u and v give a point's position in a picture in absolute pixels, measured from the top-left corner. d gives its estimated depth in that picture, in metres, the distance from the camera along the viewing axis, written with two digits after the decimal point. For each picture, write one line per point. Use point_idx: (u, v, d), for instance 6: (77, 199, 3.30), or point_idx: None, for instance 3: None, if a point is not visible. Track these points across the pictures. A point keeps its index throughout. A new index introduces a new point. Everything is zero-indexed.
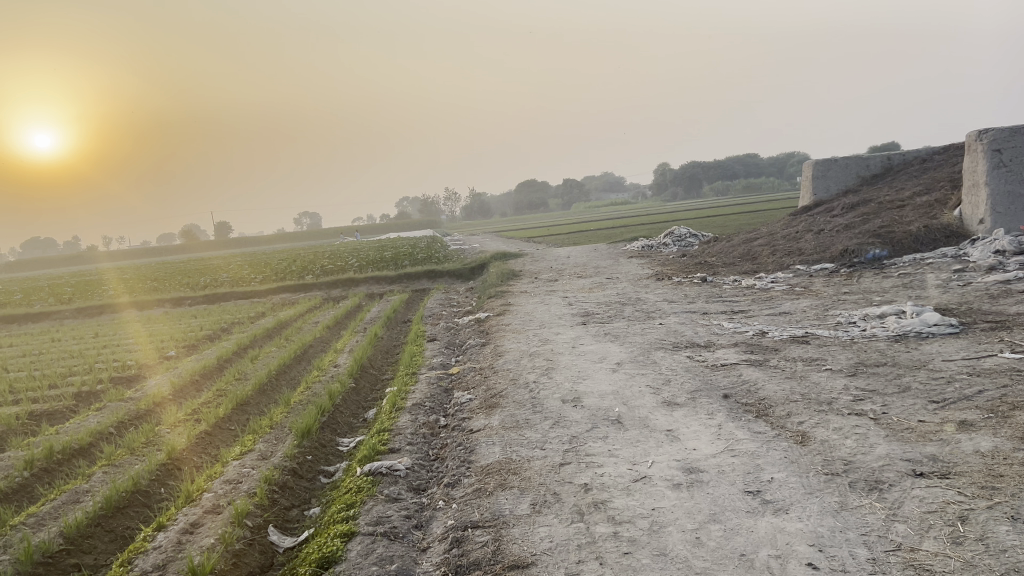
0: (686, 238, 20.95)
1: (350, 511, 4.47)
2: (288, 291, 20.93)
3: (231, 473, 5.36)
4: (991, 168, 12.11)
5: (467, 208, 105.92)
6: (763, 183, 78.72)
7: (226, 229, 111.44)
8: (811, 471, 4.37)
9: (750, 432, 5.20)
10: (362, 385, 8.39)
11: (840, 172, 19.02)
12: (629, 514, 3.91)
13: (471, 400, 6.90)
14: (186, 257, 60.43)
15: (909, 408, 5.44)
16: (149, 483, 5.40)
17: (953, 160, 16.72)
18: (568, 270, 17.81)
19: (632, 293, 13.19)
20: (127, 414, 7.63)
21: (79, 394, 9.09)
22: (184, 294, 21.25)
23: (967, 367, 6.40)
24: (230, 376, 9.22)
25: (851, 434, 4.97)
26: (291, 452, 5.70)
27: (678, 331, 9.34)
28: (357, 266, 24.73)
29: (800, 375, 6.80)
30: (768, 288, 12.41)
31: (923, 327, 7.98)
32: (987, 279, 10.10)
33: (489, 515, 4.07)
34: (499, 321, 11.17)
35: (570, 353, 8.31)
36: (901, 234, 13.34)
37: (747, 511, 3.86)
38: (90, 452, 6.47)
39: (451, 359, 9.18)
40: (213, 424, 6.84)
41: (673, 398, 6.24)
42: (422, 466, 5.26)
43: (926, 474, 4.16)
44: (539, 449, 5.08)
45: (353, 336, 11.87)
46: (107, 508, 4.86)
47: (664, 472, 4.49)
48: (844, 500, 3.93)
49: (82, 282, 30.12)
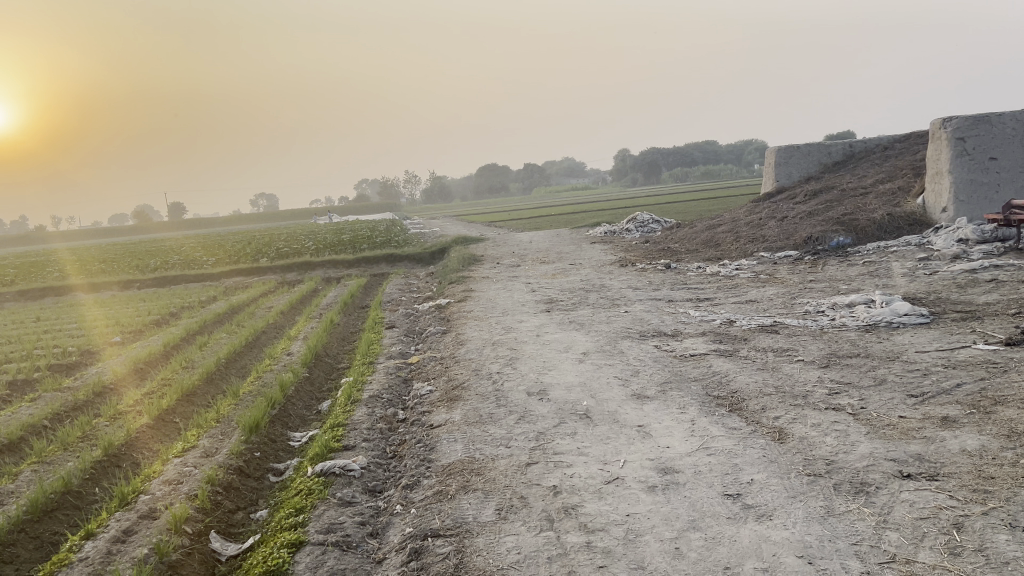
0: (649, 224, 20.86)
1: (299, 518, 4.12)
2: (242, 274, 20.29)
3: (171, 473, 4.97)
4: (954, 156, 12.04)
5: (428, 192, 105.07)
6: (722, 170, 79.17)
7: (178, 210, 109.12)
8: (793, 472, 4.12)
9: (725, 428, 4.95)
10: (316, 375, 8.01)
11: (802, 159, 18.94)
12: (602, 521, 3.63)
13: (431, 392, 6.59)
14: (136, 237, 58.99)
15: (888, 403, 5.25)
16: (82, 483, 4.99)
17: (914, 149, 16.73)
18: (530, 255, 17.50)
19: (596, 280, 12.92)
20: (64, 405, 7.18)
21: (14, 384, 8.57)
22: (133, 276, 20.50)
23: (942, 359, 6.23)
24: (177, 365, 8.76)
25: (831, 431, 4.75)
26: (238, 449, 5.32)
27: (644, 320, 9.10)
28: (315, 249, 24.15)
29: (772, 366, 6.59)
30: (732, 275, 12.26)
31: (894, 317, 7.82)
32: (953, 268, 10.03)
33: (451, 522, 3.75)
34: (460, 308, 10.82)
35: (534, 342, 8.00)
36: (865, 222, 13.27)
37: (728, 517, 3.60)
38: (19, 448, 6.02)
39: (410, 349, 8.81)
40: (156, 417, 6.44)
41: (643, 390, 5.98)
42: (378, 465, 4.92)
43: (914, 475, 3.94)
44: (504, 447, 4.77)
45: (308, 322, 11.46)
46: (32, 512, 4.45)
47: (638, 473, 4.21)
48: (830, 505, 3.68)
49: (26, 262, 29.09)
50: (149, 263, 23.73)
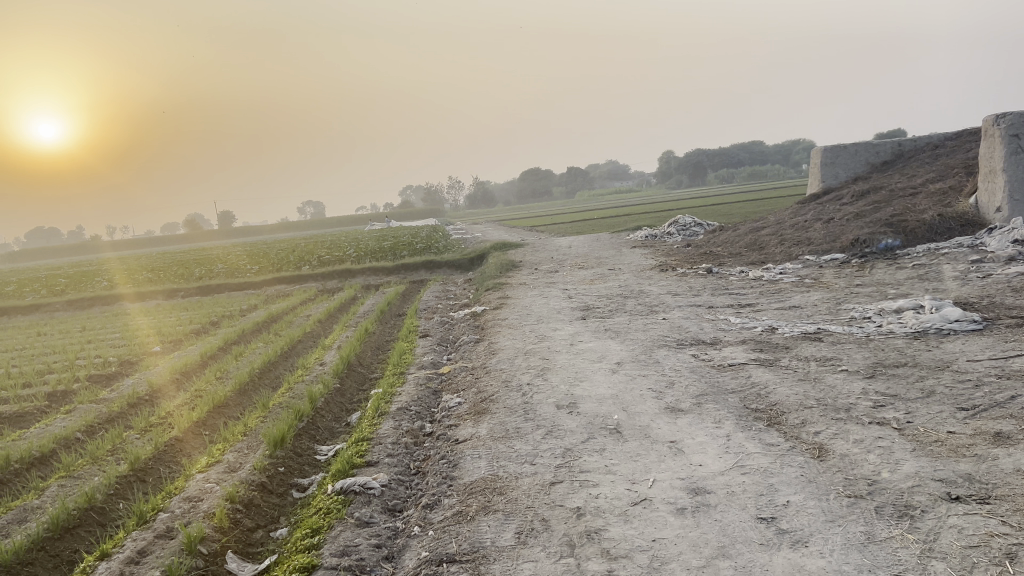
0: (691, 226, 20.50)
1: (314, 539, 4.02)
2: (284, 283, 20.43)
3: (192, 490, 4.90)
4: (1008, 154, 11.61)
5: (471, 197, 105.43)
6: (769, 171, 78.11)
7: (227, 219, 110.91)
8: (832, 493, 3.89)
9: (761, 444, 4.72)
10: (347, 385, 7.94)
11: (849, 158, 18.44)
12: (626, 547, 3.44)
13: (460, 404, 6.45)
14: (185, 246, 60.05)
15: (936, 417, 4.96)
16: (106, 499, 4.96)
17: (967, 147, 16.16)
18: (568, 261, 17.26)
19: (635, 285, 12.66)
20: (98, 418, 7.20)
21: (52, 395, 8.64)
22: (178, 285, 20.79)
23: (995, 369, 5.90)
24: (211, 376, 8.74)
25: (874, 448, 4.49)
26: (261, 464, 5.23)
27: (683, 327, 8.84)
28: (356, 256, 24.21)
29: (813, 377, 6.31)
30: (776, 280, 11.93)
31: (944, 324, 7.48)
32: (1007, 270, 9.59)
33: (467, 547, 3.61)
34: (495, 316, 10.66)
35: (568, 352, 7.81)
36: (914, 223, 12.81)
37: (761, 543, 3.39)
38: (49, 462, 6.02)
39: (443, 358, 8.68)
40: (185, 430, 6.41)
41: (677, 402, 5.77)
42: (400, 483, 4.80)
43: (963, 498, 3.67)
44: (529, 464, 4.60)
45: (344, 331, 11.42)
46: (53, 530, 4.40)
47: (667, 494, 4.00)
48: (870, 530, 3.45)
49: (78, 272, 29.71)
50: (195, 272, 24.00)
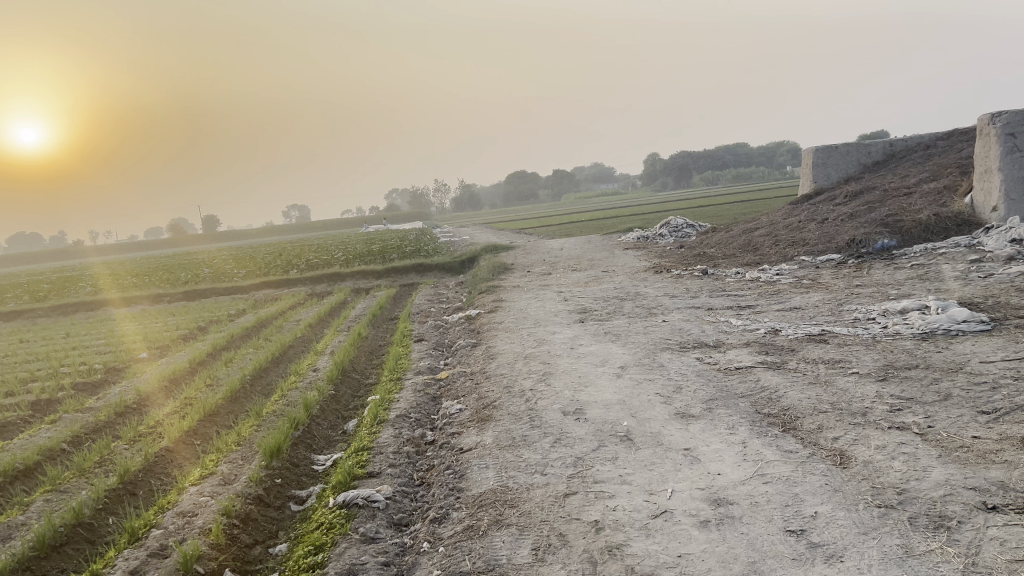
0: (683, 228, 20.37)
1: (318, 557, 3.82)
2: (272, 286, 20.12)
3: (186, 504, 4.68)
4: (1004, 153, 11.54)
5: (458, 200, 105.21)
6: (755, 172, 78.38)
7: (212, 223, 110.31)
8: (862, 503, 3.72)
9: (780, 451, 4.54)
10: (342, 392, 7.71)
11: (841, 158, 18.36)
12: (652, 564, 3.26)
13: (461, 411, 6.24)
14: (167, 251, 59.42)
15: (957, 421, 4.80)
16: (94, 514, 4.73)
17: (959, 147, 16.08)
18: (561, 263, 17.05)
19: (630, 287, 12.50)
20: (84, 428, 6.93)
21: (36, 404, 8.35)
22: (164, 290, 20.43)
23: (1010, 370, 5.75)
24: (201, 383, 8.48)
25: (898, 455, 4.33)
26: (257, 477, 5.01)
27: (684, 329, 8.67)
28: (345, 260, 23.91)
29: (825, 379, 6.15)
30: (774, 281, 11.78)
31: (951, 325, 7.33)
32: (1009, 270, 9.48)
33: (482, 565, 3.42)
34: (490, 320, 10.44)
35: (569, 356, 7.62)
36: (911, 223, 12.71)
37: (794, 559, 3.21)
38: (34, 475, 5.76)
39: (440, 363, 8.47)
40: (176, 440, 6.18)
41: (687, 408, 5.59)
42: (405, 495, 4.60)
43: (1000, 508, 3.51)
44: (540, 475, 4.40)
45: (336, 336, 11.16)
46: (39, 549, 4.17)
47: (688, 506, 3.82)
48: (907, 543, 3.28)
49: (61, 277, 29.26)
50: (180, 276, 23.65)
